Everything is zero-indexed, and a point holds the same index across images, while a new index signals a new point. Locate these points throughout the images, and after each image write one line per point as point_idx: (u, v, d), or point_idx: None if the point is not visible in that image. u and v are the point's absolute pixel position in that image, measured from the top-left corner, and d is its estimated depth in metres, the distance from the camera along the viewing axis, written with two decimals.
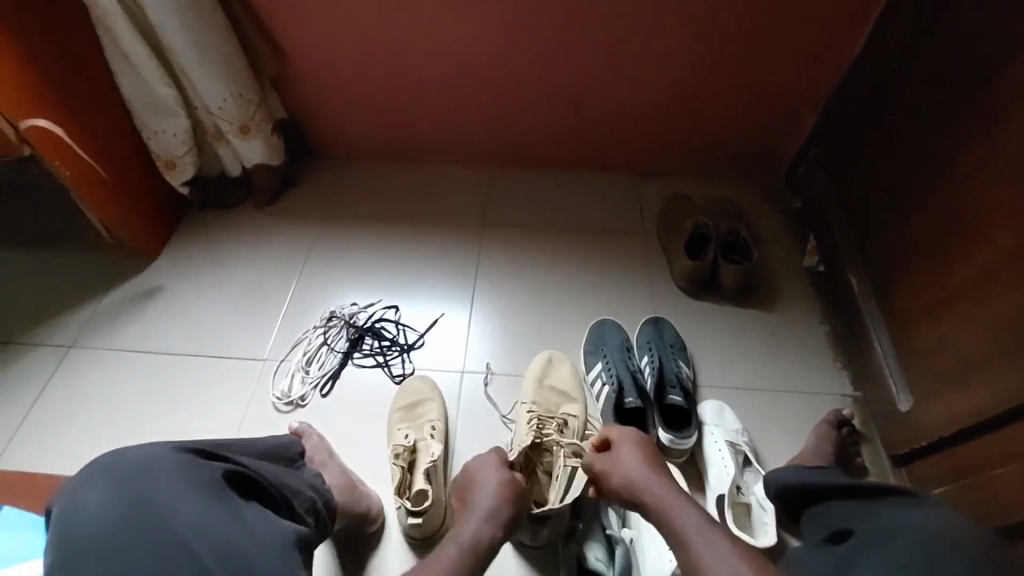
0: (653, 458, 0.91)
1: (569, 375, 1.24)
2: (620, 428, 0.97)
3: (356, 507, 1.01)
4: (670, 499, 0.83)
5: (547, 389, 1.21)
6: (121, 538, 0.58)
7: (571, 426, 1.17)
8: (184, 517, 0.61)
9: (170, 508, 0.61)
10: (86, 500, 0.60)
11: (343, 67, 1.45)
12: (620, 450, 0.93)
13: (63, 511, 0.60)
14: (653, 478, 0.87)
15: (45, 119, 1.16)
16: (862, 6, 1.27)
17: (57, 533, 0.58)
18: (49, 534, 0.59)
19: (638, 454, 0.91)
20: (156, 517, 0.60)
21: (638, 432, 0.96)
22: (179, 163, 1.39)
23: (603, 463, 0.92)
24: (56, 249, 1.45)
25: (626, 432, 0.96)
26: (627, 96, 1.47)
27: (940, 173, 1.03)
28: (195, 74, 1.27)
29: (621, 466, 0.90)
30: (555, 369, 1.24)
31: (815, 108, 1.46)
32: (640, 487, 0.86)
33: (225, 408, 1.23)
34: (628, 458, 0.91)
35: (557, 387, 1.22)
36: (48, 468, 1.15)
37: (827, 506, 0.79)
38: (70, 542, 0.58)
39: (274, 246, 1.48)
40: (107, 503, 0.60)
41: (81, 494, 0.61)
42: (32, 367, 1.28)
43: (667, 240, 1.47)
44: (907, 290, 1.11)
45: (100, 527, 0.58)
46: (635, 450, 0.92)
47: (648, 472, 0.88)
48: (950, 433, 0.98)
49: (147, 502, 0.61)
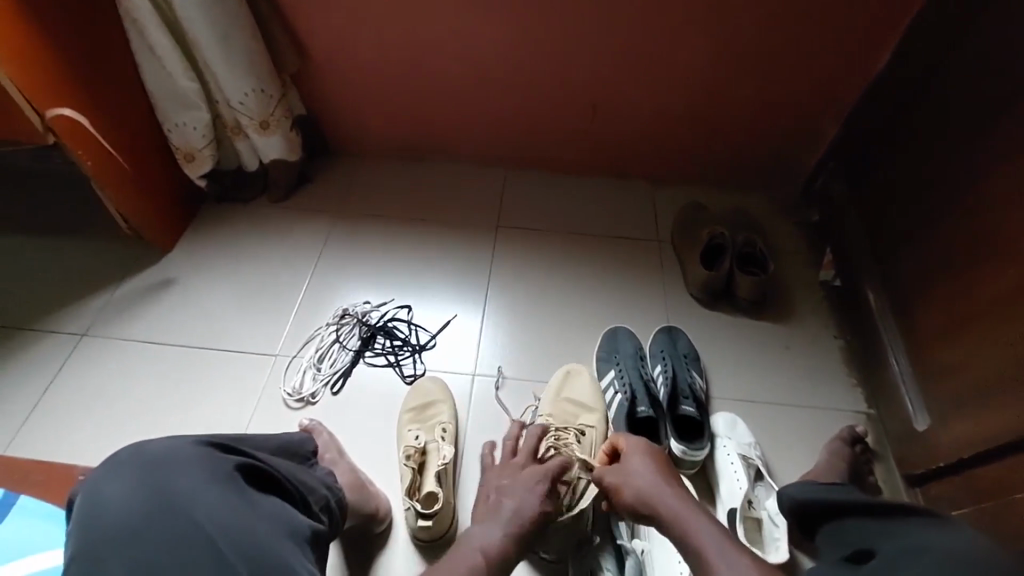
0: (663, 468, 0.91)
1: (589, 388, 1.21)
2: (629, 437, 0.97)
3: (365, 507, 1.01)
4: (680, 509, 0.82)
5: (564, 402, 1.20)
6: (143, 531, 0.58)
7: (589, 437, 1.15)
8: (204, 512, 0.61)
9: (191, 503, 0.61)
10: (108, 493, 0.60)
11: (364, 65, 1.46)
12: (630, 459, 0.93)
13: (87, 502, 0.60)
14: (663, 486, 0.87)
15: (70, 109, 1.16)
16: (888, 20, 1.26)
17: (80, 526, 0.58)
18: (71, 526, 0.59)
19: (647, 463, 0.91)
20: (176, 511, 0.60)
21: (646, 440, 0.96)
22: (198, 156, 1.40)
23: (613, 475, 0.93)
24: (73, 238, 1.45)
25: (634, 442, 0.96)
26: (647, 103, 1.47)
27: (965, 192, 1.02)
28: (218, 68, 1.27)
29: (632, 474, 0.90)
30: (574, 381, 1.23)
31: (835, 121, 1.45)
32: (650, 497, 0.86)
33: (236, 403, 1.23)
34: (637, 466, 0.91)
35: (576, 398, 1.20)
36: (58, 458, 1.15)
37: (843, 522, 0.78)
38: (92, 535, 0.57)
39: (289, 242, 1.48)
40: (130, 496, 0.60)
41: (103, 486, 0.61)
42: (45, 354, 1.29)
43: (682, 249, 1.46)
44: (927, 309, 1.10)
45: (121, 520, 0.58)
46: (644, 458, 0.92)
47: (659, 482, 0.87)
48: (969, 454, 0.97)
49: (167, 495, 0.61)
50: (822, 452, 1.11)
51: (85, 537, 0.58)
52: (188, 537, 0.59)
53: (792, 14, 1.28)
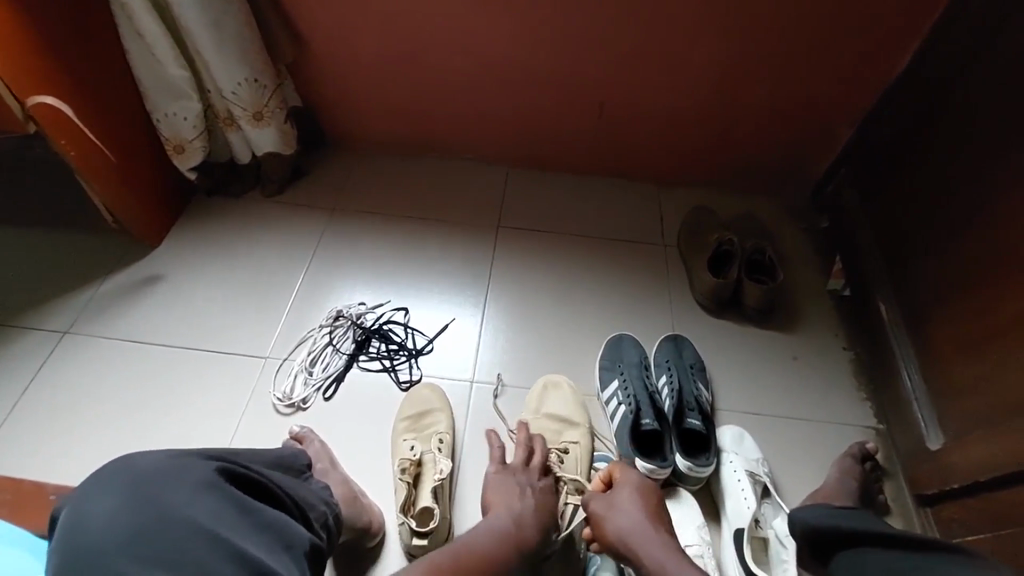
0: (654, 511, 0.91)
1: (567, 400, 1.18)
2: (626, 471, 0.97)
3: (357, 522, 0.97)
4: (663, 557, 0.82)
5: (546, 417, 1.16)
6: (137, 548, 0.53)
7: (573, 454, 1.12)
8: (202, 526, 0.56)
9: (188, 516, 0.56)
10: (97, 508, 0.55)
11: (363, 56, 1.40)
12: (620, 494, 0.93)
13: (72, 520, 0.55)
14: (650, 529, 0.87)
15: (51, 97, 1.10)
16: (909, 21, 1.21)
17: (65, 544, 0.53)
18: (54, 545, 0.54)
19: (638, 503, 0.91)
20: (173, 526, 0.55)
21: (642, 478, 0.96)
22: (188, 147, 1.34)
23: (599, 505, 0.92)
24: (55, 231, 1.40)
25: (630, 476, 0.96)
26: (656, 103, 1.42)
27: (988, 203, 0.98)
28: (210, 55, 1.21)
29: (618, 509, 0.90)
30: (553, 394, 1.19)
31: (849, 125, 1.41)
32: (632, 540, 0.86)
33: (221, 409, 1.18)
34: (626, 503, 0.91)
35: (556, 414, 1.17)
36: (30, 469, 1.09)
37: (864, 554, 0.73)
38: (78, 553, 0.52)
39: (282, 238, 1.43)
40: (120, 511, 0.55)
41: (91, 501, 0.56)
42: (25, 352, 1.23)
43: (689, 254, 1.42)
44: (944, 324, 1.07)
45: (113, 535, 0.53)
46: (636, 496, 0.92)
47: (645, 527, 0.87)
48: (985, 477, 0.93)
49: (162, 508, 0.56)
50: (833, 469, 1.08)
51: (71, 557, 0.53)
52: (186, 553, 0.54)
53: (810, 13, 1.23)
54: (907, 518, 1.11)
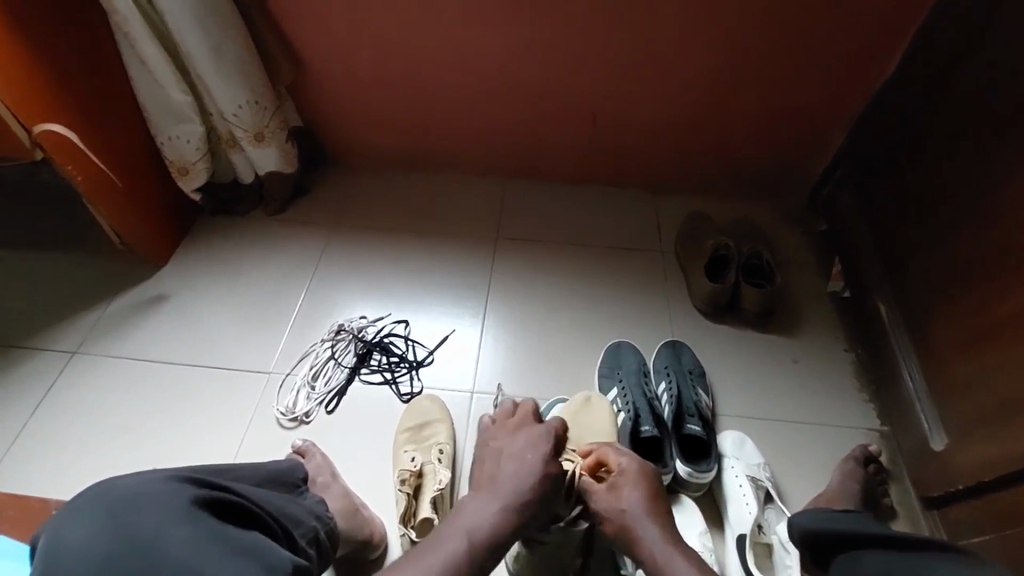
0: (653, 496, 0.89)
1: (606, 415, 1.13)
2: (622, 457, 0.92)
3: (358, 535, 0.98)
4: (661, 550, 0.82)
5: (579, 427, 1.12)
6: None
7: None
8: (179, 552, 0.56)
9: (163, 544, 0.56)
10: (73, 538, 0.56)
11: (360, 76, 1.43)
12: (620, 487, 0.89)
13: (50, 551, 0.56)
14: (647, 519, 0.86)
15: (59, 124, 1.14)
16: (897, 24, 1.23)
17: (40, 571, 0.54)
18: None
19: (636, 491, 0.88)
20: (149, 554, 0.55)
21: (638, 463, 0.92)
22: (192, 169, 1.38)
23: (600, 501, 0.89)
24: (63, 254, 1.43)
25: (626, 465, 0.91)
26: (650, 112, 1.44)
27: (979, 203, 0.99)
28: (212, 78, 1.25)
29: (620, 501, 0.88)
30: (594, 409, 1.14)
31: (842, 128, 1.42)
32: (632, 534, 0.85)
33: (225, 424, 1.19)
34: (626, 496, 0.88)
35: (591, 425, 1.12)
36: (39, 489, 1.11)
37: (855, 555, 0.73)
38: None
39: (285, 254, 1.45)
40: (99, 538, 0.56)
41: (67, 528, 0.57)
42: (35, 372, 1.26)
43: (686, 260, 1.42)
44: (943, 324, 1.06)
45: (88, 563, 0.54)
46: (635, 486, 0.89)
47: (644, 518, 0.85)
48: (991, 477, 0.93)
49: (138, 537, 0.56)
50: (836, 472, 1.07)
51: None
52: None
53: (798, 20, 1.25)
54: (914, 522, 1.10)
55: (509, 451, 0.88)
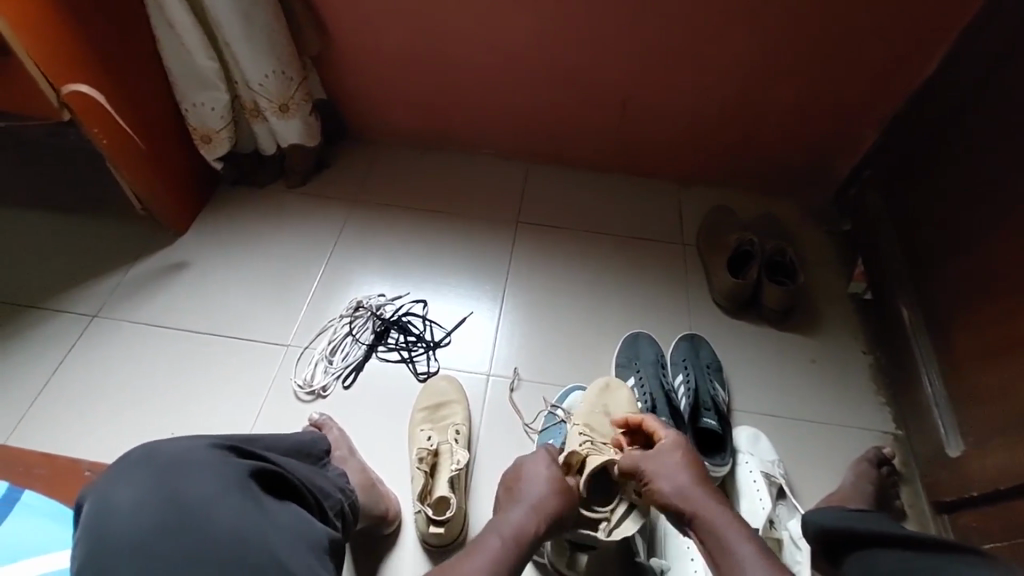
0: (700, 471, 0.87)
1: (626, 402, 1.12)
2: (667, 431, 0.93)
3: (374, 509, 0.99)
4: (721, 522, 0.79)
5: (599, 414, 1.10)
6: (151, 546, 0.54)
7: None
8: (221, 522, 0.57)
9: (206, 513, 0.57)
10: (119, 501, 0.57)
11: (386, 50, 1.41)
12: (668, 455, 0.89)
13: (96, 513, 0.57)
14: (697, 491, 0.84)
15: (86, 86, 1.13)
16: (941, 22, 1.19)
17: (89, 531, 0.56)
18: (78, 535, 0.56)
19: (687, 463, 0.87)
20: (191, 522, 0.56)
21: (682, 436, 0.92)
22: (215, 137, 1.37)
23: (648, 465, 0.88)
24: (83, 218, 1.43)
25: (671, 434, 0.92)
26: (679, 101, 1.41)
27: (1010, 211, 0.97)
28: (237, 45, 1.23)
29: (662, 472, 0.87)
30: (613, 394, 1.13)
31: (874, 128, 1.39)
32: (685, 502, 0.83)
33: (243, 394, 1.20)
34: (675, 467, 0.87)
35: (611, 413, 1.11)
36: (59, 449, 1.13)
37: (874, 556, 0.74)
38: (103, 544, 0.55)
39: (304, 228, 1.45)
40: (144, 504, 0.57)
41: (113, 491, 0.58)
42: (56, 332, 1.27)
43: (707, 254, 1.41)
44: (968, 331, 1.05)
45: (135, 528, 0.55)
46: (681, 455, 0.88)
47: (695, 486, 0.84)
48: (1005, 485, 0.93)
49: (181, 505, 0.57)
50: (849, 472, 1.08)
51: (93, 548, 0.55)
52: (203, 551, 0.55)
53: (841, 14, 1.21)
54: (923, 521, 1.12)
55: (529, 475, 0.90)
